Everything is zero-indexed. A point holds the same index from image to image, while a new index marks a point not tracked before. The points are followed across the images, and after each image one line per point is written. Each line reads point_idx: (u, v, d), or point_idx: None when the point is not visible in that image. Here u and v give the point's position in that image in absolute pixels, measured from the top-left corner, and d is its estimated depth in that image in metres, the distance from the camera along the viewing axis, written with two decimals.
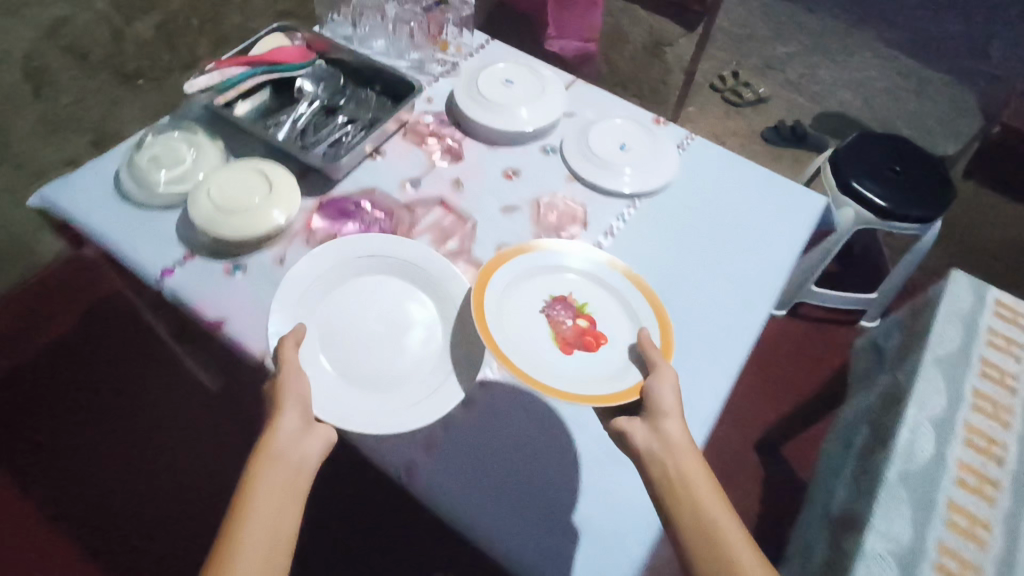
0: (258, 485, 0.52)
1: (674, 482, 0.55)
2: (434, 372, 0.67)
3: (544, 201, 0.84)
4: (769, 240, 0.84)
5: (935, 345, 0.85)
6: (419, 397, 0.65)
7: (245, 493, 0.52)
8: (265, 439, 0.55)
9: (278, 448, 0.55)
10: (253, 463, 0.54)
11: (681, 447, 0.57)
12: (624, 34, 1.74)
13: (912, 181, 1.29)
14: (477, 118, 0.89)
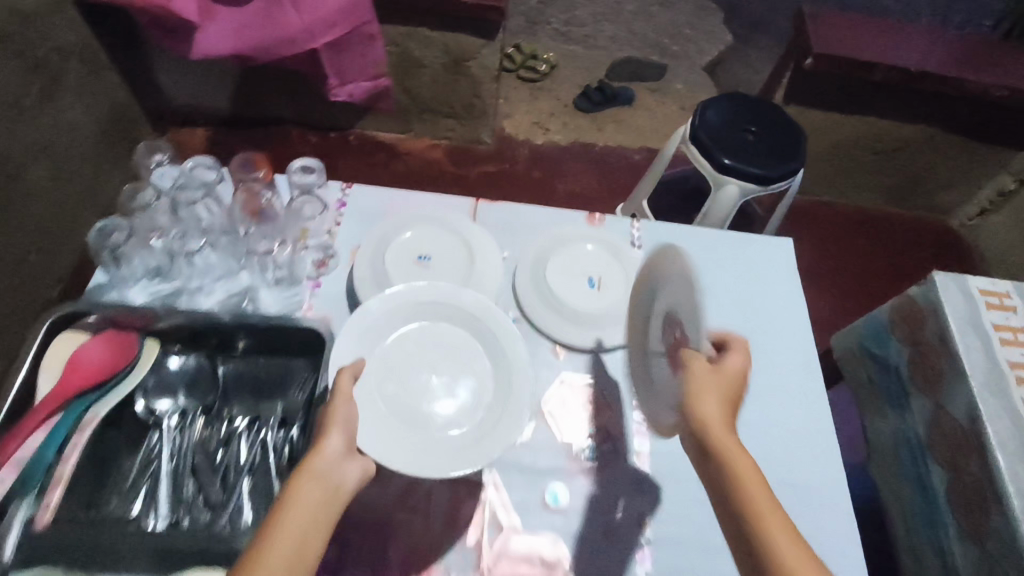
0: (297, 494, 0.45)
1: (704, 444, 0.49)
2: (490, 419, 0.61)
3: (552, 403, 0.67)
4: (770, 318, 0.78)
5: (964, 352, 0.73)
6: (475, 449, 0.59)
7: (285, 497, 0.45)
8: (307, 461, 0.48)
9: (323, 462, 0.49)
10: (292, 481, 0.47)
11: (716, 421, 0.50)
12: (417, 60, 1.49)
13: (769, 138, 1.26)
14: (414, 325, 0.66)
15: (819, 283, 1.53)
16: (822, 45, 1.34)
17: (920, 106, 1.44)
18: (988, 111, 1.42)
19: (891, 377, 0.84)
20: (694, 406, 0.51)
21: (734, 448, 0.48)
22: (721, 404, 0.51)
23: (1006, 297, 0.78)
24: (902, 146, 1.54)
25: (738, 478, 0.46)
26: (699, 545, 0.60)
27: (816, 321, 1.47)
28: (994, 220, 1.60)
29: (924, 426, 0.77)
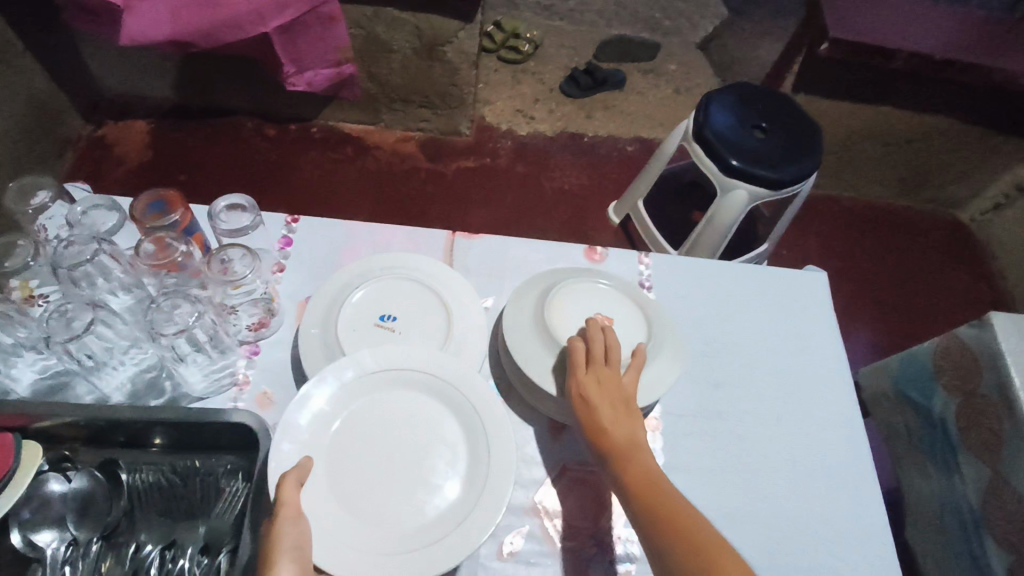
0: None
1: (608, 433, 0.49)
2: (466, 496, 0.47)
3: (550, 498, 0.54)
4: (807, 370, 0.64)
5: None
6: (451, 537, 0.45)
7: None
8: None
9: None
10: None
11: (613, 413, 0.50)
12: (385, 45, 1.32)
13: (781, 134, 1.14)
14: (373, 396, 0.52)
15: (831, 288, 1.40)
16: (839, 29, 1.20)
17: (939, 96, 1.31)
18: (1012, 100, 1.29)
19: (935, 430, 0.74)
20: (585, 426, 0.50)
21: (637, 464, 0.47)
22: (617, 415, 0.50)
23: None
24: (914, 136, 1.41)
25: (640, 497, 0.46)
26: None
27: None
28: (1007, 215, 1.47)
29: (981, 492, 0.67)
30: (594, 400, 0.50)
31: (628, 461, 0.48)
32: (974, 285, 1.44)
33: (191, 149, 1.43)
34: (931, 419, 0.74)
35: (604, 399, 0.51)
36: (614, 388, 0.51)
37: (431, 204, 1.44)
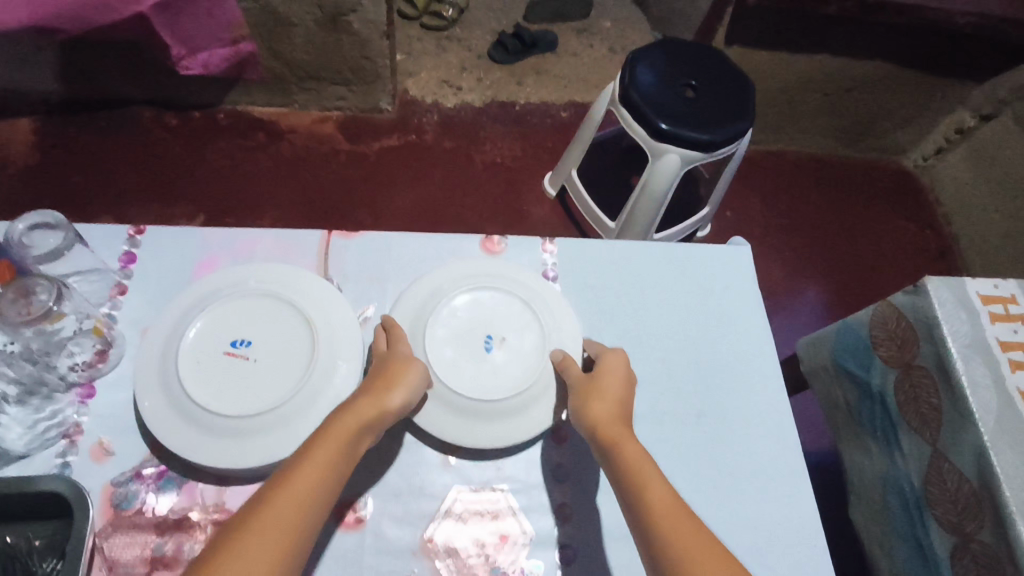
0: (290, 481, 0.38)
1: (606, 388, 0.47)
2: (534, 330, 0.53)
3: (442, 533, 0.48)
4: (726, 358, 0.58)
5: (969, 383, 0.57)
6: (510, 294, 0.54)
7: (286, 473, 0.38)
8: (369, 402, 0.44)
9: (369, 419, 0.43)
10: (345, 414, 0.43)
11: (611, 371, 0.49)
12: (286, 19, 1.18)
13: (713, 90, 1.06)
14: (444, 357, 0.51)
15: (779, 248, 1.35)
16: None
17: (878, 40, 1.25)
18: (949, 39, 1.24)
19: (873, 403, 0.69)
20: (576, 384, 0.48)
21: (632, 454, 0.43)
22: (615, 412, 0.45)
23: (1012, 309, 0.62)
24: (855, 83, 1.35)
25: (613, 448, 0.43)
26: None
27: (778, 289, 1.30)
28: (951, 159, 1.44)
29: (920, 471, 0.63)
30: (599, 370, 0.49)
31: (607, 420, 0.45)
32: (921, 236, 1.41)
33: (83, 147, 1.30)
34: (869, 393, 0.70)
35: (610, 381, 0.48)
36: (614, 389, 0.47)
37: (352, 189, 1.34)
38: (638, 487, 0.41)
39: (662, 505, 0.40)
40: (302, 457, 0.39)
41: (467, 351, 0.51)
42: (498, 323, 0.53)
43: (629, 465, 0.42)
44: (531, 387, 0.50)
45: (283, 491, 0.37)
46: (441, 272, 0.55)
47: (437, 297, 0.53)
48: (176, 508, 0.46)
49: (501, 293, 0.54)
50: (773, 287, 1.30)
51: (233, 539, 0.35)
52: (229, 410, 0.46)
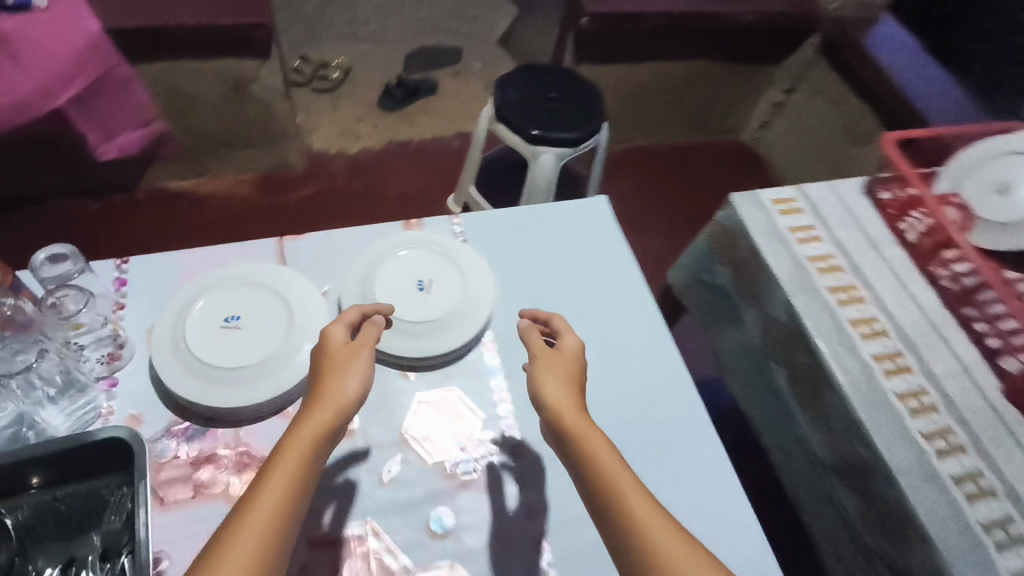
0: (267, 483, 0.42)
1: (558, 378, 0.54)
2: (453, 271, 0.70)
3: (415, 428, 0.63)
4: (604, 274, 0.78)
5: (770, 257, 0.80)
6: (431, 251, 0.72)
7: (261, 480, 0.42)
8: (330, 398, 0.48)
9: (332, 413, 0.47)
10: (309, 414, 0.47)
11: (566, 358, 0.56)
12: (191, 95, 1.36)
13: (570, 99, 1.30)
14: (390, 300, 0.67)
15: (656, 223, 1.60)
16: (593, 4, 1.39)
17: (692, 44, 1.54)
18: (750, 34, 1.54)
19: (722, 297, 0.91)
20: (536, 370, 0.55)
21: (586, 429, 0.49)
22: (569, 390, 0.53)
23: (795, 206, 0.86)
24: (690, 78, 1.62)
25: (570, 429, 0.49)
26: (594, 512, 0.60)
27: (661, 255, 1.54)
28: (774, 128, 1.76)
29: (759, 333, 0.84)
30: (554, 358, 0.56)
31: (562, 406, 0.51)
32: None
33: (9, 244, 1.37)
34: (718, 290, 0.92)
35: (565, 370, 0.55)
36: (569, 372, 0.55)
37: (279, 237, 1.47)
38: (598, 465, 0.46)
39: (617, 476, 0.45)
40: (274, 463, 0.43)
41: (406, 292, 0.68)
42: (426, 270, 0.70)
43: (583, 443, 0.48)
44: (459, 308, 0.67)
45: (262, 492, 0.41)
46: (376, 245, 0.72)
47: (376, 261, 0.70)
48: (205, 449, 0.59)
49: (424, 251, 0.71)
50: (656, 254, 1.54)
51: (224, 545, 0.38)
52: (231, 363, 0.60)
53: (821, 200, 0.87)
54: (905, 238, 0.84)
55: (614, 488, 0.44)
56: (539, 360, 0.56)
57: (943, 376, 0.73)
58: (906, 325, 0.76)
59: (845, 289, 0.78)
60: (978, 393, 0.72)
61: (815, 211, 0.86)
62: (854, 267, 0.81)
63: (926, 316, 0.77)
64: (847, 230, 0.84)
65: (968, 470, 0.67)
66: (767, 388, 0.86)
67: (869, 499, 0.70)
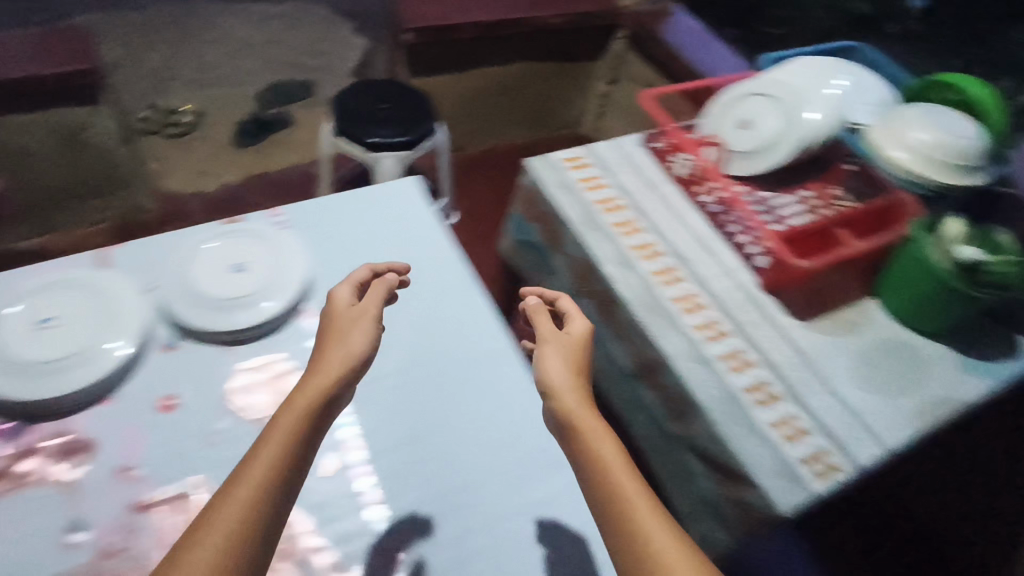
0: (263, 446, 0.49)
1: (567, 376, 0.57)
2: (268, 253, 0.77)
3: (241, 393, 0.69)
4: (418, 240, 0.86)
5: (561, 205, 0.92)
6: (246, 236, 0.78)
7: (260, 441, 0.50)
8: (327, 358, 0.56)
9: (330, 372, 0.55)
10: (308, 379, 0.54)
11: (568, 344, 0.61)
12: (24, 149, 1.38)
13: (402, 108, 1.41)
14: (206, 283, 0.73)
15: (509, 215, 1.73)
16: (415, 21, 1.51)
17: (516, 48, 1.69)
18: (559, 35, 1.71)
19: (540, 252, 1.02)
20: (542, 364, 0.59)
21: (591, 434, 0.52)
22: (569, 377, 0.57)
23: (585, 161, 0.98)
24: (514, 83, 1.80)
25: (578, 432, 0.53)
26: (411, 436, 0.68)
27: None
28: (608, 117, 1.94)
29: (568, 276, 0.95)
30: (562, 346, 0.60)
31: (570, 412, 0.54)
32: None
33: None
34: (536, 247, 1.03)
35: (571, 360, 0.59)
36: (574, 358, 0.59)
37: None
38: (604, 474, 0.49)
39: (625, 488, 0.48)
40: (273, 426, 0.51)
41: (222, 276, 0.74)
42: (241, 253, 0.76)
43: (591, 453, 0.51)
44: (272, 284, 0.74)
45: (257, 452, 0.49)
46: (194, 238, 0.78)
47: (193, 252, 0.75)
48: (30, 442, 0.63)
49: (239, 237, 0.78)
50: None
51: (224, 495, 0.46)
52: (46, 359, 0.64)
53: (607, 153, 1.00)
54: (676, 175, 0.98)
55: (623, 501, 0.47)
56: (548, 352, 0.59)
57: (709, 280, 0.86)
58: (678, 243, 0.89)
59: (627, 222, 0.91)
60: (739, 289, 0.86)
61: (601, 163, 0.98)
62: (635, 204, 0.94)
63: (694, 235, 0.91)
64: (628, 175, 0.97)
65: (732, 349, 0.79)
66: (584, 324, 0.97)
67: (661, 390, 0.81)
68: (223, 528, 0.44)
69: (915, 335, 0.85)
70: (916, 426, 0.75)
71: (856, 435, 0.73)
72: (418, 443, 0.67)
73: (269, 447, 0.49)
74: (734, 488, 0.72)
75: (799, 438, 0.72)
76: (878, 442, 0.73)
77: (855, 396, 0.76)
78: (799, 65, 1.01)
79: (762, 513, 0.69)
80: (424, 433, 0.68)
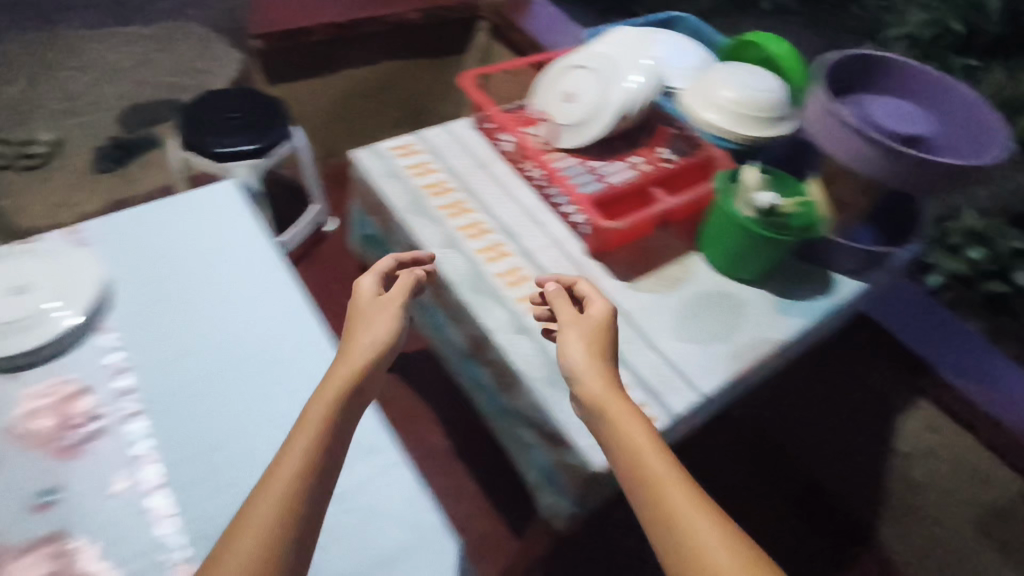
0: (292, 441, 0.54)
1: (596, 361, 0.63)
2: (53, 268, 0.73)
3: (21, 422, 0.65)
4: (230, 242, 0.83)
5: (386, 193, 0.90)
6: (28, 255, 0.74)
7: (291, 437, 0.54)
8: (350, 349, 0.63)
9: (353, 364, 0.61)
10: (335, 372, 0.61)
11: (594, 326, 0.67)
12: None
13: (253, 114, 1.37)
14: None
15: None
16: (261, 26, 1.48)
17: (375, 48, 1.68)
18: (418, 29, 1.71)
19: (382, 245, 1.00)
20: (569, 343, 0.66)
21: (618, 415, 0.57)
22: (592, 361, 0.63)
23: (415, 148, 0.97)
24: (383, 83, 1.78)
25: (606, 415, 0.58)
26: (212, 445, 0.65)
27: None
28: None
29: (405, 265, 0.94)
30: (586, 327, 0.67)
31: (602, 399, 0.60)
32: None
33: None
34: (378, 241, 1.01)
35: (595, 342, 0.65)
36: (597, 340, 0.65)
37: None
38: (634, 452, 0.54)
39: (655, 463, 0.52)
40: (304, 419, 0.56)
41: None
42: (22, 271, 0.72)
43: (620, 434, 0.56)
44: (60, 299, 0.71)
45: (291, 446, 0.53)
46: None
47: None
48: None
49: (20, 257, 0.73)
50: None
51: (260, 488, 0.51)
52: None
53: (438, 138, 0.99)
54: (506, 153, 0.98)
55: (649, 475, 0.52)
56: (575, 335, 0.67)
57: (536, 253, 0.86)
58: (506, 219, 0.89)
59: (454, 203, 0.90)
60: (566, 258, 0.86)
61: (431, 148, 0.97)
62: (464, 185, 0.93)
63: (523, 210, 0.91)
64: (458, 157, 0.96)
65: None
66: (427, 312, 0.95)
67: (492, 366, 0.80)
68: (260, 517, 0.49)
69: (738, 285, 0.88)
70: (733, 372, 0.77)
71: (674, 387, 0.74)
72: (219, 452, 0.64)
73: (298, 442, 0.54)
74: (558, 453, 0.72)
75: (619, 396, 0.72)
76: (696, 392, 0.74)
77: (676, 350, 0.78)
78: (617, 35, 1.03)
79: (582, 472, 0.68)
80: (225, 438, 0.65)
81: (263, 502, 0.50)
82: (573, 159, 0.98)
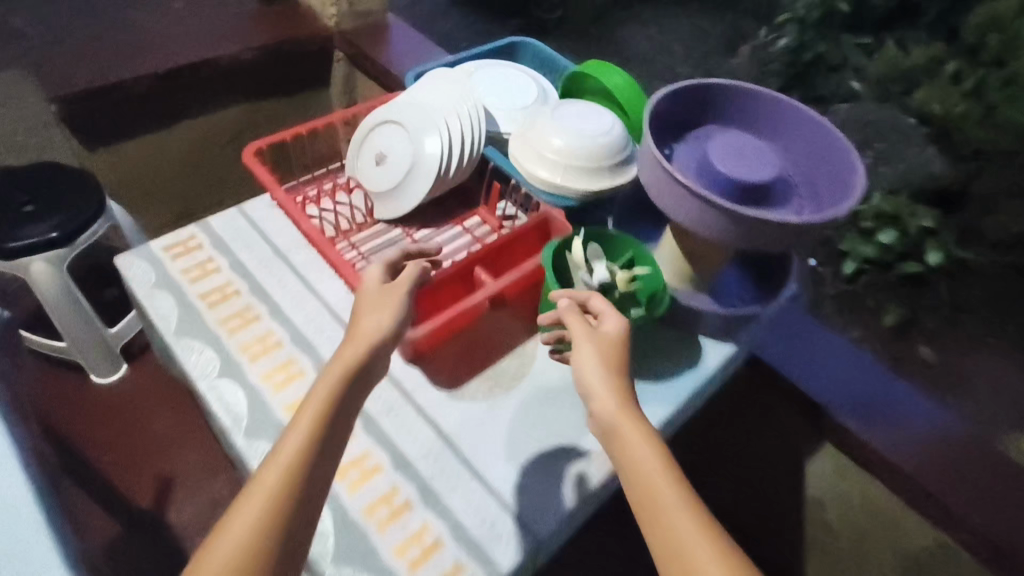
0: (278, 456, 0.49)
1: (616, 373, 0.56)
2: None
3: None
4: None
5: (151, 311, 0.72)
6: None
7: (276, 449, 0.50)
8: (348, 347, 0.56)
9: (348, 372, 0.54)
10: (329, 377, 0.53)
11: (607, 334, 0.59)
12: None
13: (50, 193, 1.13)
14: None
15: None
16: (57, 88, 1.27)
17: (215, 94, 1.46)
18: (265, 68, 1.49)
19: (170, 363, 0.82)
20: (578, 354, 0.57)
21: (634, 442, 0.51)
22: (605, 374, 0.55)
23: (196, 244, 0.79)
24: (238, 130, 1.56)
25: (621, 448, 0.52)
26: None
27: None
28: None
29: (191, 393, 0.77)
30: (597, 340, 0.58)
31: (618, 424, 0.53)
32: None
33: None
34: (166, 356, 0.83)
35: (610, 353, 0.57)
36: (610, 355, 0.57)
37: None
38: (653, 494, 0.49)
39: (676, 512, 0.47)
40: (290, 432, 0.50)
41: None
42: None
43: (636, 476, 0.50)
44: None
45: (275, 460, 0.49)
46: None
47: None
48: None
49: None
50: None
51: (231, 511, 0.47)
52: None
53: (226, 228, 0.81)
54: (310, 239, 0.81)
55: (670, 529, 0.47)
56: (589, 337, 0.58)
57: None
58: (303, 328, 0.73)
59: (239, 314, 0.73)
60: None
61: (216, 242, 0.80)
62: (254, 286, 0.76)
63: (327, 313, 0.75)
64: (249, 250, 0.79)
65: (355, 460, 0.63)
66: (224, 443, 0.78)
67: None
68: (229, 547, 0.45)
69: None
70: (591, 484, 0.63)
71: (500, 535, 0.59)
72: None
73: (276, 465, 0.48)
74: None
75: (427, 560, 0.57)
76: (529, 537, 0.59)
77: (506, 480, 0.63)
78: (438, 78, 0.86)
79: None
80: None
81: (232, 531, 0.45)
82: (395, 232, 0.84)
